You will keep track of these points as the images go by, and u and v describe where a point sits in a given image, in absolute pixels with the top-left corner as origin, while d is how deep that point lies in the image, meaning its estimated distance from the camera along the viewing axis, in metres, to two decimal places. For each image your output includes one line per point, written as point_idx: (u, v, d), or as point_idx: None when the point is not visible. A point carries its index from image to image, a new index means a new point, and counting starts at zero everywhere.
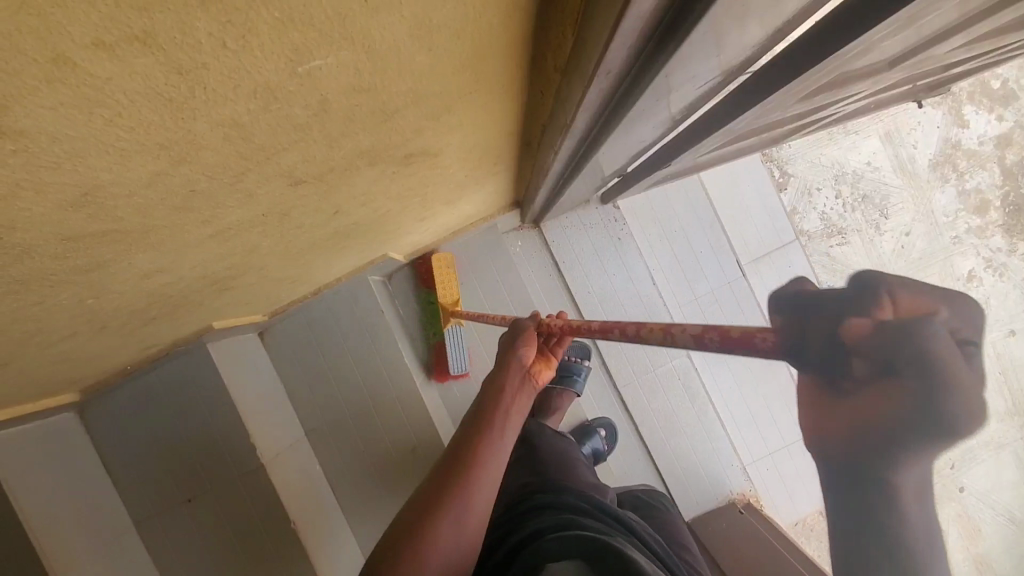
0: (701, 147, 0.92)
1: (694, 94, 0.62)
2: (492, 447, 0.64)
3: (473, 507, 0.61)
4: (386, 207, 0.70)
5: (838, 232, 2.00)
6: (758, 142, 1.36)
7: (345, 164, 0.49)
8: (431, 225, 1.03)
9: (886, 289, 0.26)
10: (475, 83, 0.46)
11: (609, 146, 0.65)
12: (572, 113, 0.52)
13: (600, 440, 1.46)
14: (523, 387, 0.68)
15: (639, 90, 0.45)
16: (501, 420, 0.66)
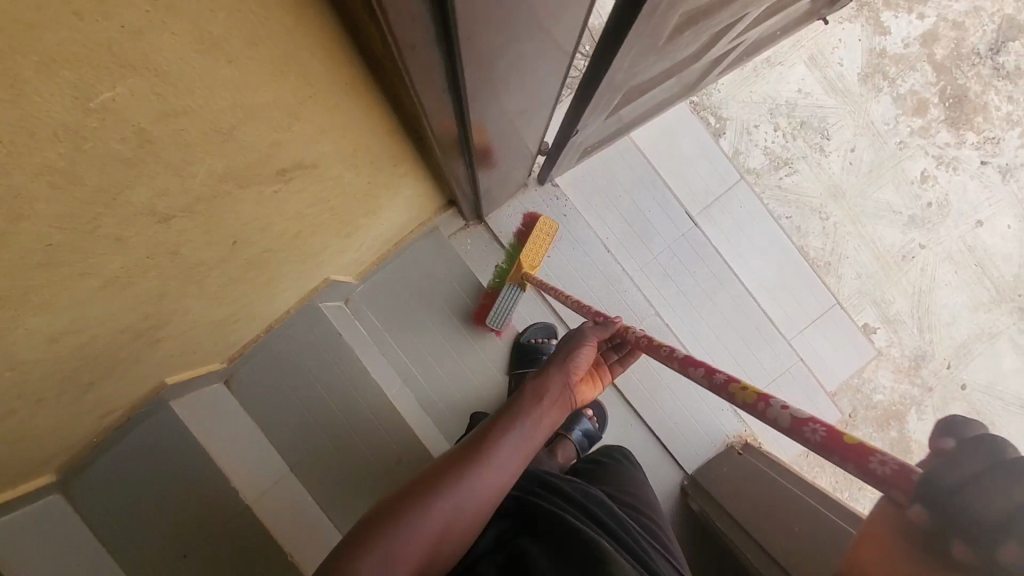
0: (599, 106, 0.94)
1: (549, 51, 0.64)
2: (506, 450, 0.72)
3: (466, 500, 0.68)
4: (291, 228, 0.72)
5: (784, 163, 2.02)
6: (674, 92, 1.39)
7: (210, 191, 0.50)
8: (364, 239, 1.05)
9: None
10: (310, 88, 0.47)
11: (482, 111, 0.68)
12: (416, 92, 0.53)
13: (589, 419, 1.35)
14: (552, 403, 0.78)
15: (462, 49, 0.47)
16: (522, 428, 0.74)
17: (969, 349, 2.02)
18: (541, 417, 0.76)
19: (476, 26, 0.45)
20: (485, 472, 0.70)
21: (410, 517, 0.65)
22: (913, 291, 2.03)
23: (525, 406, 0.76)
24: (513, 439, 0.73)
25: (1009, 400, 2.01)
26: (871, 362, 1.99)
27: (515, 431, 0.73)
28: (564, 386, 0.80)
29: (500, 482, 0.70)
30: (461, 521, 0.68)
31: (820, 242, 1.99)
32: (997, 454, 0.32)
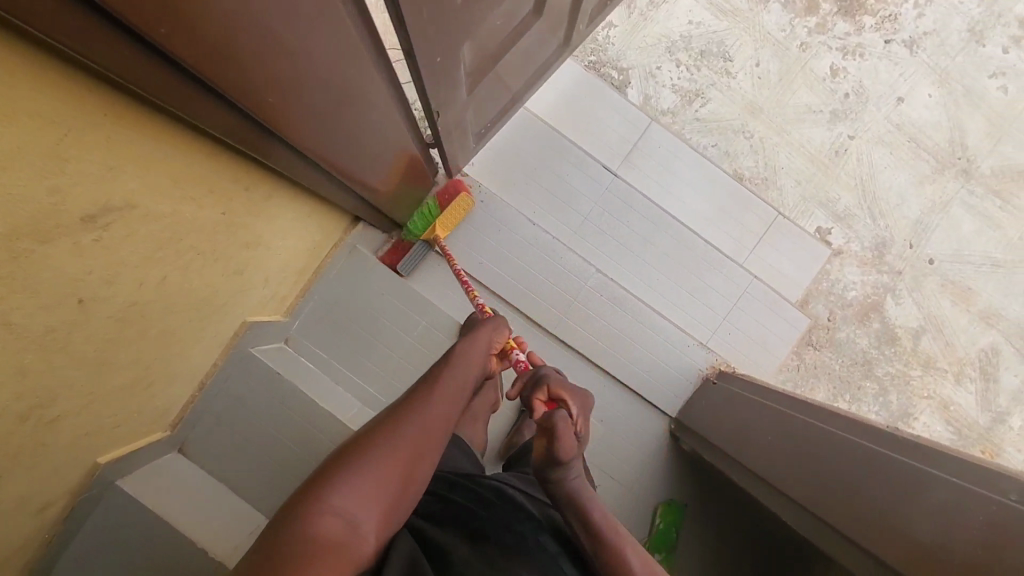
0: (447, 84, 0.94)
1: (313, 24, 0.63)
2: (449, 388, 0.84)
3: (427, 430, 0.77)
4: (153, 275, 0.72)
5: (696, 95, 1.95)
6: (546, 50, 1.37)
7: (13, 251, 0.50)
8: (266, 273, 1.06)
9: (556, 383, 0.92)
10: (59, 129, 0.48)
11: (272, 104, 0.67)
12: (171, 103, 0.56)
13: None
14: (472, 352, 0.94)
15: (167, 37, 0.48)
16: (456, 371, 0.88)
17: (926, 224, 1.98)
18: (468, 363, 0.91)
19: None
20: (435, 407, 0.79)
21: (382, 447, 0.71)
22: (854, 183, 1.99)
23: (457, 364, 0.89)
24: (453, 379, 0.86)
25: (978, 262, 1.97)
26: (834, 263, 1.93)
27: (452, 375, 0.86)
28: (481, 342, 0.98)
29: (451, 413, 0.81)
30: (427, 450, 0.75)
31: (751, 160, 1.94)
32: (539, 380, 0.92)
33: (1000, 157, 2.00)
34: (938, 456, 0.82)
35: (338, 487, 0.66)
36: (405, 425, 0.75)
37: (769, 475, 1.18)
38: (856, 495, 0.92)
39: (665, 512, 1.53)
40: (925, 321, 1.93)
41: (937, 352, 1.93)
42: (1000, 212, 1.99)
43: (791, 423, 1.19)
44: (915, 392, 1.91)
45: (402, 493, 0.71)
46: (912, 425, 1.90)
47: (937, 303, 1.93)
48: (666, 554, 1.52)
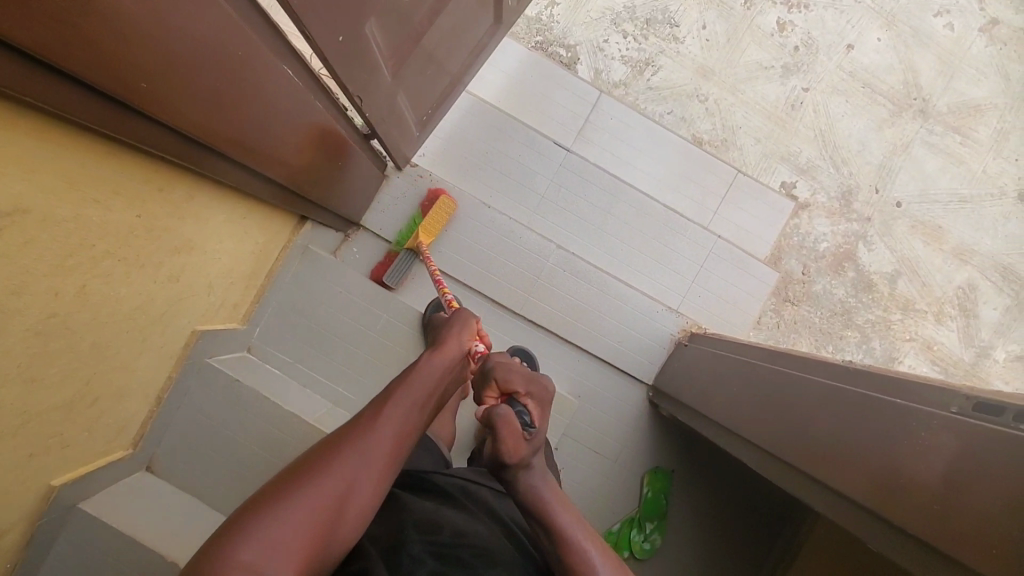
0: (360, 67, 0.94)
1: (196, 9, 0.61)
2: (397, 411, 0.74)
3: (369, 455, 0.69)
4: (70, 283, 0.71)
5: (646, 64, 1.90)
6: (477, 31, 1.36)
7: None
8: (208, 279, 1.05)
9: (499, 374, 0.79)
10: None
11: (175, 101, 0.65)
12: (83, 118, 0.56)
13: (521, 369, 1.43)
14: (434, 364, 0.83)
15: (70, 60, 0.49)
16: (420, 382, 0.80)
17: (889, 168, 1.96)
18: (427, 380, 0.80)
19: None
20: (391, 427, 0.73)
21: (308, 483, 0.64)
22: (814, 135, 1.95)
23: (424, 374, 0.81)
24: (404, 400, 0.76)
25: (946, 200, 1.95)
26: (801, 217, 1.90)
27: (403, 394, 0.77)
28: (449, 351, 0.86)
29: (398, 440, 0.72)
30: (363, 485, 0.67)
31: (707, 124, 1.91)
32: (485, 372, 0.80)
33: (954, 94, 1.99)
34: (890, 382, 0.77)
35: (253, 529, 0.59)
36: (339, 457, 0.67)
37: (732, 423, 1.17)
38: (811, 425, 0.90)
39: (652, 480, 1.53)
40: (899, 264, 1.92)
41: (914, 294, 1.91)
42: (961, 148, 1.97)
43: (755, 370, 1.16)
44: (897, 336, 1.89)
45: (331, 533, 0.63)
46: (898, 368, 1.89)
47: (909, 244, 1.92)
48: (659, 522, 1.52)
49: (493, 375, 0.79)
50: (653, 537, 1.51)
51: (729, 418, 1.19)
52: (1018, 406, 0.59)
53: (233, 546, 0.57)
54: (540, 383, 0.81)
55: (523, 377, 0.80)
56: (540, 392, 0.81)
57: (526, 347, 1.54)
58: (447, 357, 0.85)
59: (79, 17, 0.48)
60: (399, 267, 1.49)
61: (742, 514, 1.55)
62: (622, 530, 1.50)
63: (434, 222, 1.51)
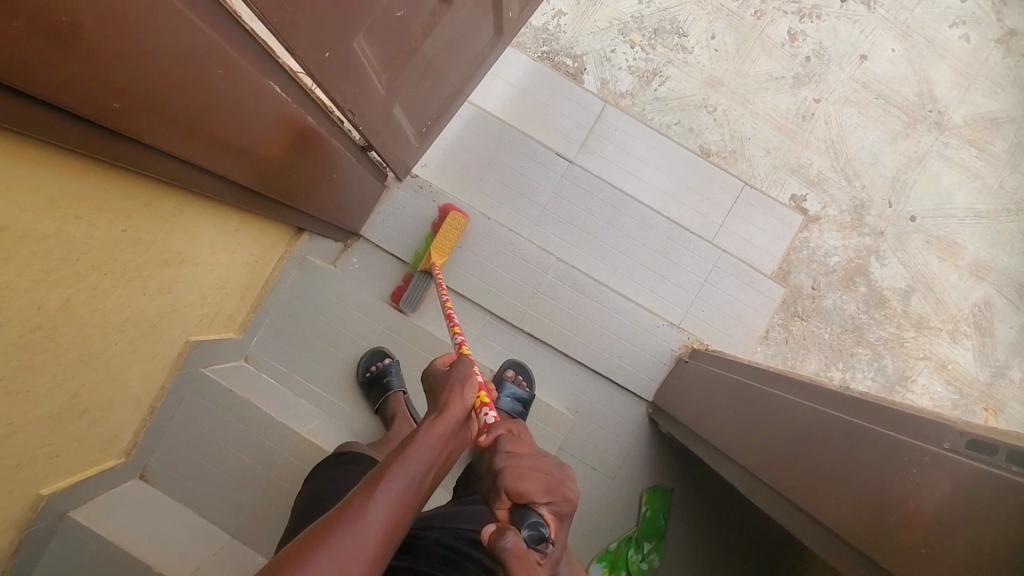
0: (349, 79, 0.93)
1: (172, 28, 0.62)
2: (378, 513, 0.58)
3: (349, 557, 0.54)
4: (54, 299, 0.72)
5: (654, 75, 1.88)
6: (477, 40, 1.36)
7: None
8: (200, 292, 1.05)
9: (516, 480, 0.60)
10: None
11: (151, 116, 0.65)
12: (54, 137, 0.58)
13: (516, 384, 1.41)
14: (432, 440, 0.67)
15: (35, 86, 0.50)
16: (413, 461, 0.64)
17: (903, 181, 1.91)
18: (421, 459, 0.65)
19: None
20: (376, 520, 0.57)
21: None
22: (825, 146, 1.91)
23: (421, 451, 0.65)
24: (399, 480, 0.62)
25: (962, 214, 1.90)
26: (810, 230, 1.86)
27: (384, 488, 0.60)
28: (443, 424, 0.70)
29: (384, 537, 0.57)
30: None
31: (716, 135, 1.88)
32: (499, 470, 0.61)
33: (972, 106, 1.93)
34: (885, 413, 0.75)
35: None
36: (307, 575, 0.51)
37: (728, 445, 1.14)
38: (804, 453, 0.87)
39: (651, 499, 1.50)
40: (913, 280, 1.86)
41: (929, 311, 1.85)
42: (978, 162, 1.92)
43: (754, 391, 1.13)
44: (910, 354, 1.84)
45: None
46: (911, 388, 1.83)
47: (923, 259, 1.87)
48: (657, 542, 1.49)
49: (505, 479, 0.61)
50: (651, 558, 1.48)
51: (727, 439, 1.16)
52: (1007, 445, 0.56)
53: None
54: (566, 494, 0.61)
55: (542, 487, 0.60)
56: (567, 494, 0.62)
57: (522, 360, 1.53)
58: (439, 431, 0.68)
59: (42, 44, 0.48)
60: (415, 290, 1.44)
61: (741, 538, 1.51)
62: (619, 549, 1.47)
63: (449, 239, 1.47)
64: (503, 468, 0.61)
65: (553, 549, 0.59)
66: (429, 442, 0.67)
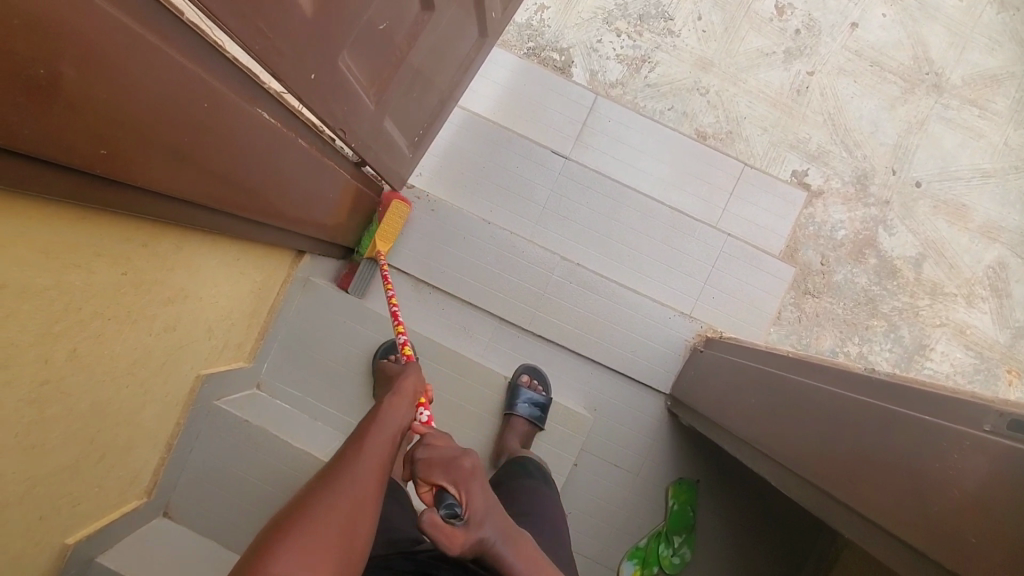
0: (337, 99, 0.92)
1: (151, 67, 0.60)
2: (370, 458, 0.73)
3: (357, 475, 0.70)
4: (60, 350, 0.71)
5: (642, 61, 1.86)
6: (462, 43, 1.33)
7: None
8: (207, 326, 1.04)
9: (422, 463, 0.65)
10: None
11: (141, 158, 0.65)
12: (44, 190, 0.57)
13: (531, 389, 1.39)
14: (394, 406, 0.86)
15: (16, 140, 0.48)
16: (383, 420, 0.82)
17: (905, 147, 1.88)
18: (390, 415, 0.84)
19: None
20: (370, 450, 0.74)
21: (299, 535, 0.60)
22: (823, 119, 1.88)
23: (387, 411, 0.84)
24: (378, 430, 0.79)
25: (968, 176, 1.86)
26: (815, 205, 1.83)
27: (366, 436, 0.78)
28: (399, 397, 0.89)
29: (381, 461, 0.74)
30: (365, 495, 0.69)
31: (711, 117, 1.85)
32: (411, 457, 0.67)
33: (969, 65, 1.89)
34: (917, 396, 0.72)
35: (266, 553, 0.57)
36: (324, 505, 0.65)
37: (753, 435, 1.12)
38: (835, 441, 0.84)
39: (677, 492, 1.48)
40: (924, 247, 1.83)
41: (942, 277, 1.82)
42: (980, 121, 1.88)
43: (776, 379, 1.10)
44: (927, 322, 1.81)
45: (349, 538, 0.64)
46: (930, 357, 1.80)
47: (932, 225, 1.84)
48: (687, 535, 1.48)
49: (416, 465, 0.66)
50: (682, 551, 1.47)
51: (750, 428, 1.14)
52: None
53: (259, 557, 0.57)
54: (469, 464, 0.66)
55: (445, 464, 0.65)
56: (474, 464, 0.66)
57: (537, 364, 1.52)
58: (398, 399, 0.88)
59: (19, 98, 0.47)
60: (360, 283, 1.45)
61: (774, 528, 1.50)
62: (649, 546, 1.47)
63: (391, 230, 1.43)
64: (414, 456, 0.66)
65: (474, 513, 0.64)
66: (392, 406, 0.86)
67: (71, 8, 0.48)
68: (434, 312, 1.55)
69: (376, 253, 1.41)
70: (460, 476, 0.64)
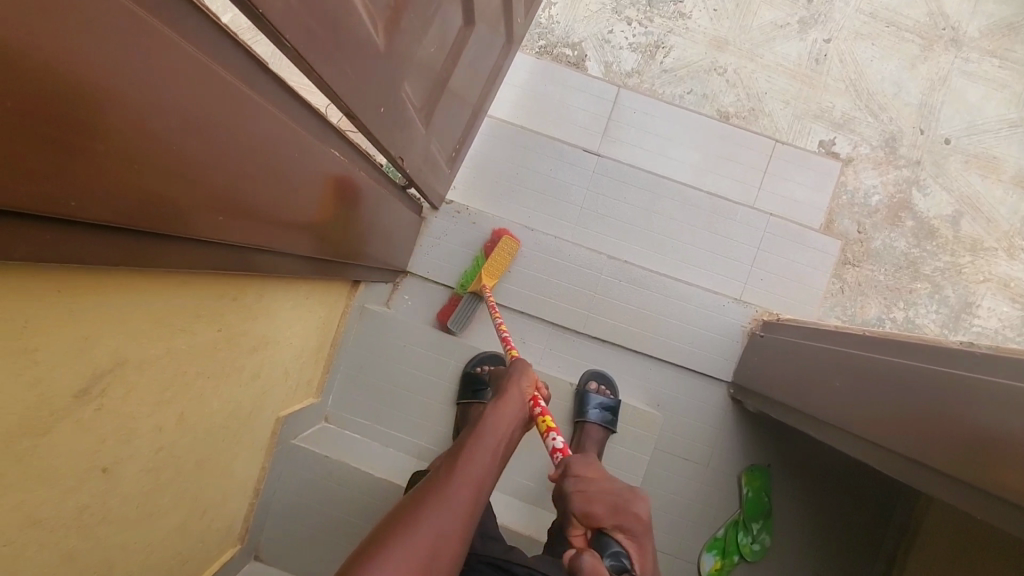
0: (399, 128, 0.90)
1: (256, 127, 0.58)
2: (486, 461, 0.76)
3: (472, 477, 0.73)
4: (170, 416, 0.71)
5: (656, 47, 1.83)
6: (493, 52, 1.31)
7: (22, 449, 0.50)
8: (284, 368, 1.04)
9: (579, 499, 0.68)
10: (43, 320, 0.47)
11: (248, 219, 0.63)
12: (165, 263, 0.55)
13: (598, 393, 1.39)
14: (507, 407, 0.87)
15: (147, 215, 0.46)
16: (496, 421, 0.83)
17: (930, 105, 1.85)
18: (503, 417, 0.84)
19: (88, 175, 0.39)
20: (482, 453, 0.76)
21: (424, 522, 0.64)
22: (845, 86, 1.85)
23: (500, 412, 0.85)
24: (490, 433, 0.81)
25: (996, 127, 1.84)
26: (847, 173, 1.81)
27: (482, 436, 0.79)
28: (512, 398, 0.89)
29: (490, 470, 0.76)
30: (478, 500, 0.71)
31: (731, 96, 1.83)
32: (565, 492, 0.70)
33: (986, 15, 1.86)
34: None
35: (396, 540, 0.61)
36: (443, 501, 0.67)
37: (835, 417, 1.11)
38: (942, 422, 0.83)
39: (751, 479, 1.48)
40: (959, 204, 1.81)
41: (981, 233, 1.80)
42: (1003, 71, 1.85)
43: (858, 362, 1.09)
44: (970, 279, 1.79)
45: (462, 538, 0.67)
46: (977, 313, 1.78)
47: (965, 182, 1.81)
48: (764, 521, 1.48)
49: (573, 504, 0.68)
50: (761, 537, 1.48)
51: (828, 410, 1.13)
52: None
53: (389, 543, 0.61)
54: (637, 513, 0.66)
55: (608, 507, 0.66)
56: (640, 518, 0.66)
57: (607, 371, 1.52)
58: (512, 401, 0.88)
59: (152, 173, 0.45)
60: (461, 317, 1.45)
61: (850, 501, 1.49)
62: (727, 535, 1.48)
63: (496, 269, 1.45)
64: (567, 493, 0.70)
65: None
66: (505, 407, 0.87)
67: (191, 82, 0.46)
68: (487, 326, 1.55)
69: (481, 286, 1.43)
70: (626, 523, 0.65)
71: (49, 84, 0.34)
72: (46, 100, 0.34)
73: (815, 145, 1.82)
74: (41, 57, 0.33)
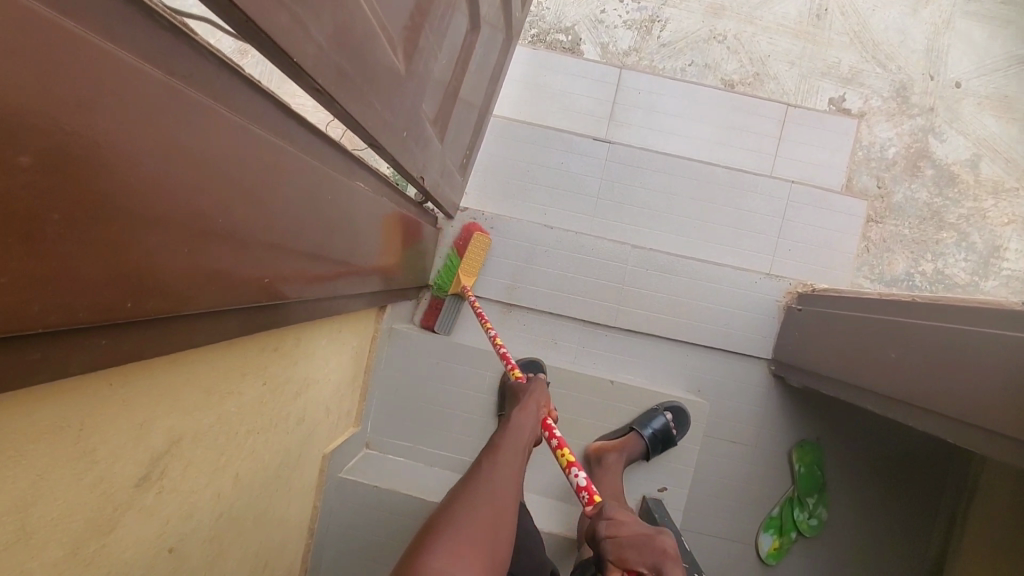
0: (418, 146, 0.85)
1: (292, 178, 0.55)
2: (508, 460, 0.80)
3: (498, 473, 0.77)
4: (226, 481, 0.68)
5: (652, 22, 1.77)
6: (495, 50, 1.25)
7: (91, 551, 0.47)
8: (325, 404, 1.01)
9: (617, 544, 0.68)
10: (100, 416, 0.44)
11: (291, 273, 0.60)
12: (213, 334, 0.52)
13: (665, 418, 1.34)
14: (520, 418, 0.92)
15: (198, 298, 0.44)
16: (512, 431, 0.88)
17: (938, 49, 1.78)
18: (517, 426, 0.90)
19: (143, 267, 0.37)
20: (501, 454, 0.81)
21: (458, 513, 0.68)
22: (850, 38, 1.79)
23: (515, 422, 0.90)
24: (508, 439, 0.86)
25: (1008, 64, 1.76)
26: (861, 129, 1.75)
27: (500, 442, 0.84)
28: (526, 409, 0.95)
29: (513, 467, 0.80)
30: (505, 490, 0.75)
31: (734, 64, 1.77)
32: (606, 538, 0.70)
33: None
34: None
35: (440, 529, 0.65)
36: (474, 495, 0.72)
37: (884, 390, 1.07)
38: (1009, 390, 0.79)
39: (802, 455, 1.45)
40: (977, 147, 1.75)
41: (1003, 174, 1.74)
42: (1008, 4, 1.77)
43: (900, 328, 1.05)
44: (996, 223, 1.72)
45: (497, 521, 0.70)
46: (1006, 258, 1.72)
47: (980, 124, 1.75)
48: (819, 495, 1.46)
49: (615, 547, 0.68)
50: (818, 512, 1.46)
51: (878, 383, 1.09)
52: None
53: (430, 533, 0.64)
54: (665, 547, 0.66)
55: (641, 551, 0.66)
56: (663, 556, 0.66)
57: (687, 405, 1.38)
58: (525, 412, 0.94)
59: (202, 254, 0.43)
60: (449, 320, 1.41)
61: (907, 468, 1.46)
62: (783, 513, 1.46)
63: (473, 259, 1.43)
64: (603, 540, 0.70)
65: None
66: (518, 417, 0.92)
67: (230, 145, 0.44)
68: (516, 330, 1.51)
69: (461, 287, 1.41)
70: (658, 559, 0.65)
71: (105, 189, 0.32)
72: (101, 205, 0.32)
73: (823, 104, 1.76)
74: (79, 151, 0.30)
